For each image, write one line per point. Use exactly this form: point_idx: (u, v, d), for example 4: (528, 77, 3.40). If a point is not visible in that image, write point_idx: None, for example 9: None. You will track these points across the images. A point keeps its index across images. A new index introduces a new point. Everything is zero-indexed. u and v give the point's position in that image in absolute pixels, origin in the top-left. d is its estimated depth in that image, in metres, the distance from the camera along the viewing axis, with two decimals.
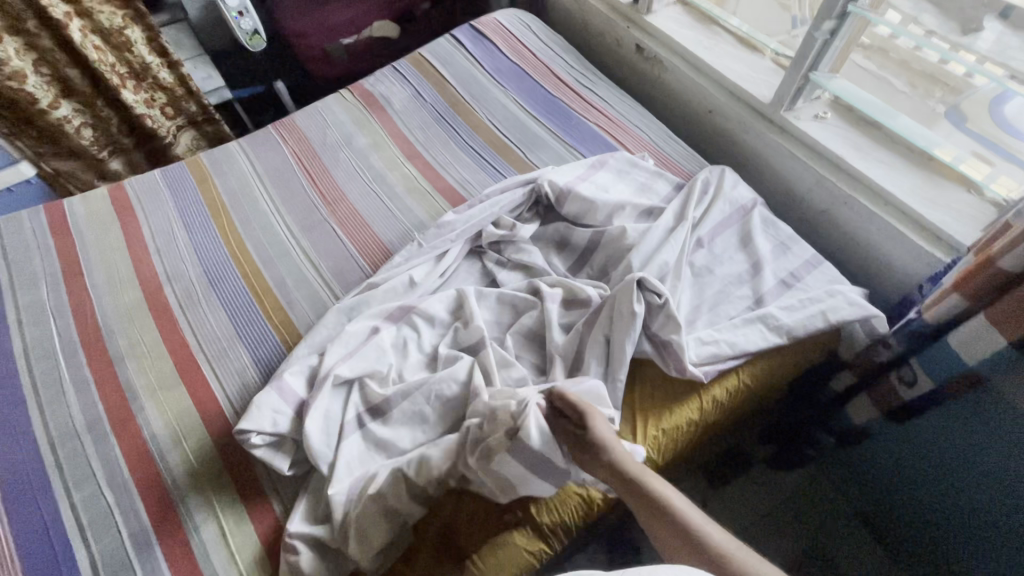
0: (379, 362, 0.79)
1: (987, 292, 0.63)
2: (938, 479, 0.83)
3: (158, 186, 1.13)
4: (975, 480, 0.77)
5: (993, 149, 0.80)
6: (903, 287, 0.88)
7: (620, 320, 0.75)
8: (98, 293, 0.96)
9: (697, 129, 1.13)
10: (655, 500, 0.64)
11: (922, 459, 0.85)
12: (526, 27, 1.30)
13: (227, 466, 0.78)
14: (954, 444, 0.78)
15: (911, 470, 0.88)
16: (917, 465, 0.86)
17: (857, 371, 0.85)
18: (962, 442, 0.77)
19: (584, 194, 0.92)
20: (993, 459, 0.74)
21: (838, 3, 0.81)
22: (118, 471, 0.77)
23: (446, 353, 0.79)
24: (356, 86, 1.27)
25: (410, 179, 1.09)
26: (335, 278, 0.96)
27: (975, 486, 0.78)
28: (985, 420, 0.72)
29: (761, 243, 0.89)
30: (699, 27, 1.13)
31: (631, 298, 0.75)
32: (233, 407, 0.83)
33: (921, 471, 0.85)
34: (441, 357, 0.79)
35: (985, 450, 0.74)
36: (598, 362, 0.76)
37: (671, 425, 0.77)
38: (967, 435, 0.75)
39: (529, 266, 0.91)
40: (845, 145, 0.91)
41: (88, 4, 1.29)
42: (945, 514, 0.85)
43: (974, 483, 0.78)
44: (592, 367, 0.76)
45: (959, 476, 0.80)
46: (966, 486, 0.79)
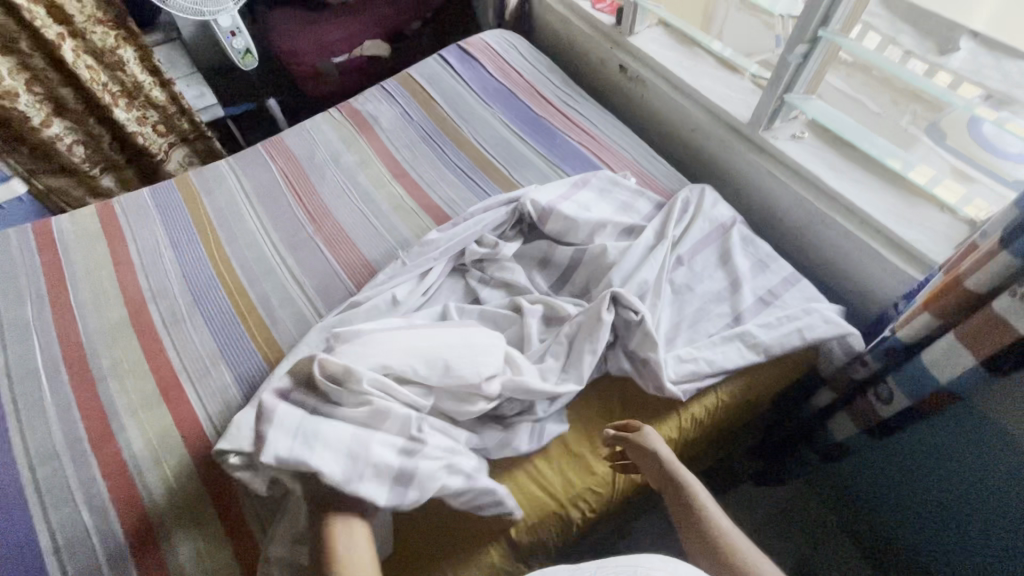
0: None
1: (957, 310, 0.64)
2: (928, 493, 0.83)
3: (146, 204, 1.14)
4: (969, 490, 0.77)
5: (972, 166, 0.81)
6: (880, 304, 0.89)
7: (588, 327, 0.77)
8: (83, 312, 0.96)
9: (680, 148, 1.15)
10: (694, 513, 0.66)
11: (914, 474, 0.84)
12: (512, 47, 1.32)
13: (206, 487, 0.78)
14: (943, 458, 0.78)
15: (902, 486, 0.87)
16: (909, 480, 0.86)
17: (838, 389, 0.85)
18: (951, 451, 0.77)
19: (565, 213, 0.93)
20: (984, 472, 0.74)
21: (810, 27, 0.83)
22: (96, 491, 0.77)
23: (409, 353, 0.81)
24: (344, 104, 1.28)
25: (396, 198, 1.10)
26: (319, 296, 0.97)
27: (968, 499, 0.78)
28: (971, 427, 0.72)
29: (740, 261, 0.90)
30: (681, 48, 1.15)
31: (602, 305, 0.77)
32: (214, 427, 0.83)
33: (912, 483, 0.85)
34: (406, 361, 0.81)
35: (975, 458, 0.74)
36: (554, 359, 0.78)
37: None
38: (954, 448, 0.76)
39: (511, 284, 0.92)
40: (823, 164, 0.92)
41: (81, 25, 1.31)
42: (939, 529, 0.85)
43: (967, 496, 0.78)
44: (549, 364, 0.78)
45: (950, 488, 0.80)
46: (959, 501, 0.79)
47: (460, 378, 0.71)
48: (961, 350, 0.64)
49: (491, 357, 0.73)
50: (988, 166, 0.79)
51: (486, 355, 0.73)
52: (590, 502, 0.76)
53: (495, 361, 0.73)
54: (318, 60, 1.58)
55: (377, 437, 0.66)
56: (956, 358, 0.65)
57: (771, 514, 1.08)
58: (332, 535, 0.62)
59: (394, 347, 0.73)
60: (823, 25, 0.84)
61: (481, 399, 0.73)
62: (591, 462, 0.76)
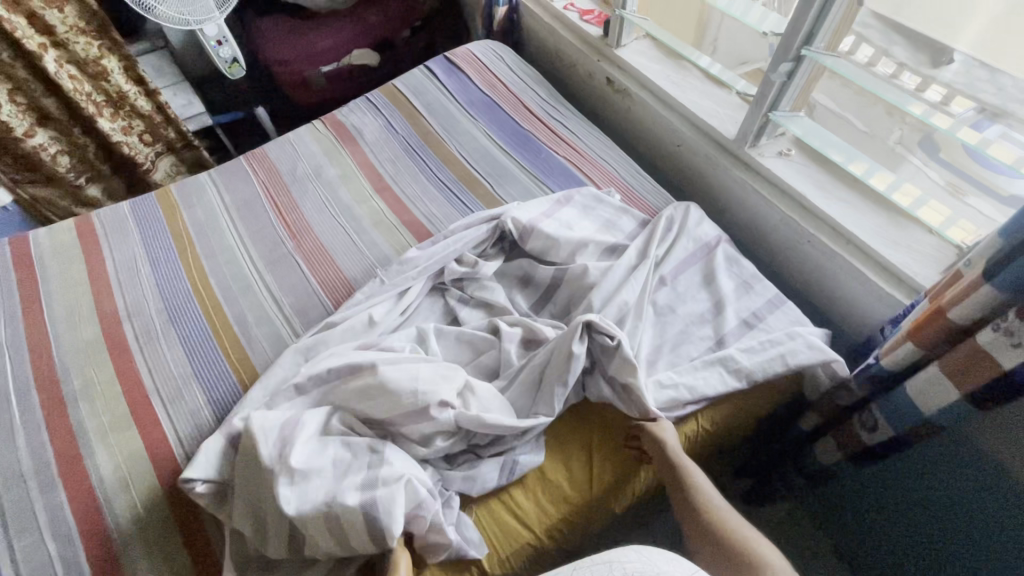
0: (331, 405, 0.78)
1: (940, 341, 0.62)
2: (918, 524, 0.81)
3: (125, 218, 1.12)
4: (957, 526, 0.75)
5: (967, 179, 0.80)
6: (867, 328, 0.87)
7: (558, 363, 0.75)
8: (56, 330, 0.95)
9: (667, 162, 1.13)
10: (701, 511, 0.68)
11: (906, 504, 0.81)
12: (499, 59, 1.31)
13: (175, 513, 0.76)
14: (935, 490, 0.75)
15: (894, 517, 0.84)
16: (901, 511, 0.82)
17: (822, 414, 0.83)
18: (937, 484, 0.74)
19: (546, 231, 0.92)
20: (974, 509, 0.71)
21: (794, 45, 0.82)
22: (62, 518, 0.75)
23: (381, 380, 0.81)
24: (329, 116, 1.27)
25: (377, 213, 1.08)
26: (296, 315, 0.95)
27: (961, 533, 0.75)
28: (956, 464, 0.70)
29: (724, 282, 0.88)
30: (668, 61, 1.14)
31: (572, 336, 0.74)
32: (185, 451, 0.81)
33: (900, 513, 0.83)
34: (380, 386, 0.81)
35: (962, 494, 0.72)
36: (526, 395, 0.77)
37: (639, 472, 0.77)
38: (945, 480, 0.73)
39: (491, 305, 0.90)
40: (809, 183, 0.91)
41: (62, 35, 1.30)
42: (931, 562, 0.82)
43: (958, 530, 0.75)
44: (519, 401, 0.77)
45: (939, 522, 0.77)
46: (951, 535, 0.76)
47: (403, 411, 0.71)
48: (944, 383, 0.62)
49: (443, 385, 0.72)
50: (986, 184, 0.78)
51: (429, 385, 0.72)
52: (558, 531, 0.74)
53: (449, 389, 0.72)
54: (305, 69, 1.57)
55: (345, 482, 0.67)
56: (940, 390, 0.63)
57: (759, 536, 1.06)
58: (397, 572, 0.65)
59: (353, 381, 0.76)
60: (807, 44, 0.82)
61: (439, 435, 0.73)
62: (568, 492, 0.74)
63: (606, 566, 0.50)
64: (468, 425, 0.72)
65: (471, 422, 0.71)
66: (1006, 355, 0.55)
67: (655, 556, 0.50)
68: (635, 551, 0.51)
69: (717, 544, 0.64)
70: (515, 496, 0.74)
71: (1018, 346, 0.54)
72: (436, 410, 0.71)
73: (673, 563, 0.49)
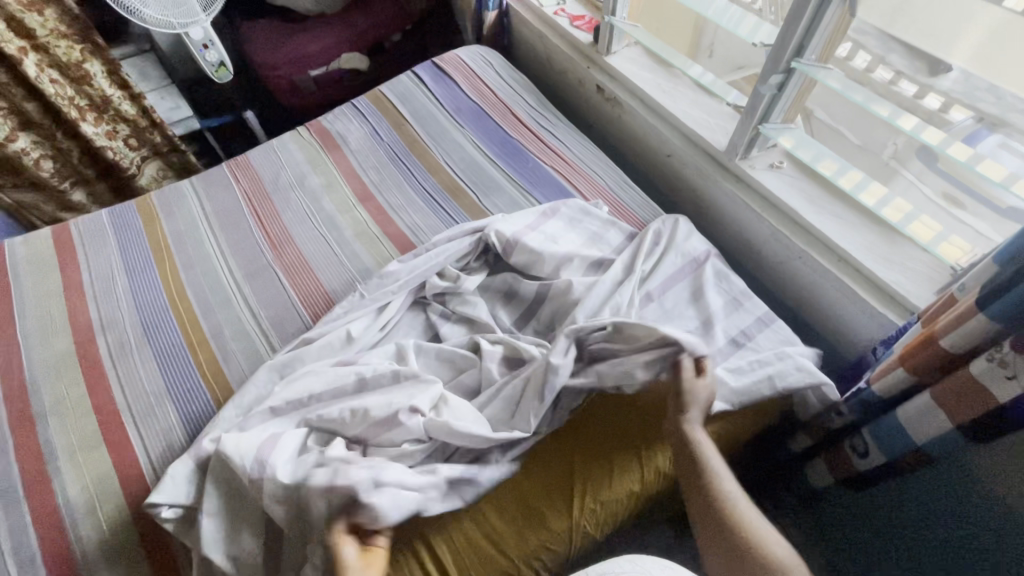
0: (307, 412, 0.75)
1: (931, 369, 0.60)
2: (907, 549, 0.78)
3: (104, 227, 1.10)
4: (947, 553, 0.72)
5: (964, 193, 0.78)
6: (859, 348, 0.85)
7: (537, 380, 0.72)
8: (28, 343, 0.92)
9: (658, 172, 1.11)
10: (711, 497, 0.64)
11: (901, 528, 0.78)
12: (487, 65, 1.28)
13: (142, 536, 0.74)
14: (927, 515, 0.73)
15: (887, 541, 0.81)
16: (896, 536, 0.79)
17: (813, 435, 0.80)
18: (927, 509, 0.72)
19: (531, 245, 0.89)
20: (967, 536, 0.69)
21: (785, 56, 0.79)
22: (25, 541, 0.73)
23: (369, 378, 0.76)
24: (314, 123, 1.25)
25: (360, 224, 1.06)
26: (273, 329, 0.93)
27: (957, 560, 0.72)
28: (949, 490, 0.68)
29: (713, 299, 0.85)
30: (659, 70, 1.11)
31: (557, 347, 0.72)
32: (155, 471, 0.79)
33: (891, 538, 0.80)
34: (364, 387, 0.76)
35: (954, 520, 0.69)
36: (501, 410, 0.74)
37: (623, 491, 0.73)
38: (942, 506, 0.70)
39: (474, 320, 0.87)
40: (800, 197, 0.88)
41: (43, 39, 1.27)
42: None
43: (954, 557, 0.72)
44: (495, 416, 0.74)
45: (930, 548, 0.75)
46: (946, 562, 0.73)
47: (373, 421, 0.70)
48: (936, 412, 0.60)
49: (422, 398, 0.71)
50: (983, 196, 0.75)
51: (408, 397, 0.72)
52: (541, 558, 0.71)
53: (425, 398, 0.71)
54: (293, 73, 1.54)
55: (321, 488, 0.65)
56: (931, 419, 0.61)
57: None
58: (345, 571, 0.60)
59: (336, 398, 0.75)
60: (797, 55, 0.79)
61: (409, 440, 0.70)
62: (548, 516, 0.72)
63: None
64: (440, 435, 0.69)
65: (440, 430, 0.69)
66: (1001, 387, 0.53)
67: (649, 567, 0.51)
68: (629, 562, 0.52)
69: (727, 540, 0.61)
70: (493, 518, 0.71)
71: (1013, 378, 0.52)
72: (406, 415, 0.69)
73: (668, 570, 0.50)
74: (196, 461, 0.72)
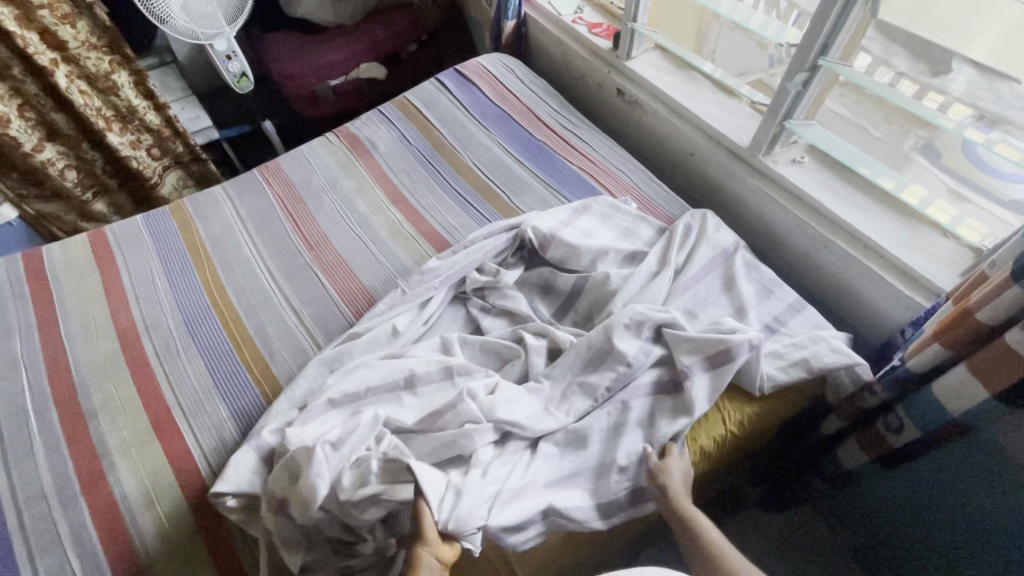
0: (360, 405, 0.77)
1: (968, 343, 0.64)
2: (929, 521, 0.82)
3: (140, 232, 1.12)
4: (971, 522, 0.76)
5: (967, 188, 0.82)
6: (886, 331, 0.88)
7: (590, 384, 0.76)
8: (73, 344, 0.94)
9: (680, 171, 1.15)
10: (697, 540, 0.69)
11: (921, 512, 0.83)
12: (509, 71, 1.33)
13: (201, 528, 0.76)
14: (952, 492, 0.76)
15: (907, 525, 0.86)
16: (916, 519, 0.84)
17: (845, 417, 0.84)
18: (949, 484, 0.76)
19: (567, 239, 0.92)
20: (992, 508, 0.73)
21: (810, 56, 0.84)
22: (86, 535, 0.74)
23: (423, 375, 0.78)
24: (342, 128, 1.28)
25: (395, 224, 1.09)
26: (317, 326, 0.95)
27: (980, 530, 0.76)
28: (970, 462, 0.72)
29: (745, 287, 0.88)
30: (677, 72, 1.16)
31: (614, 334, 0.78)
32: (210, 466, 0.80)
33: (914, 514, 0.84)
34: (419, 380, 0.77)
35: (979, 493, 0.73)
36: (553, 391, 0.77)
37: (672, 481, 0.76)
38: (959, 485, 0.75)
39: (514, 312, 0.90)
40: (824, 189, 0.93)
41: (74, 51, 1.30)
42: (942, 557, 0.84)
43: (967, 532, 0.78)
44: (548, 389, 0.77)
45: (954, 520, 0.78)
46: (961, 536, 0.79)
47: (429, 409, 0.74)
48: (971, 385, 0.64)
49: (477, 381, 0.76)
50: (989, 187, 0.81)
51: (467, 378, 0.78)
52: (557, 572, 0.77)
53: (479, 383, 0.76)
54: (313, 83, 1.58)
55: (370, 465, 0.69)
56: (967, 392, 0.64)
57: (774, 539, 1.06)
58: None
59: (390, 394, 0.77)
60: (823, 54, 0.84)
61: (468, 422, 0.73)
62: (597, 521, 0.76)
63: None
64: (495, 418, 0.72)
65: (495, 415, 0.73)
66: None
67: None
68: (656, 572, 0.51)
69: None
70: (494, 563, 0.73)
71: None
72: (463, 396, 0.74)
73: None
74: (258, 452, 0.74)
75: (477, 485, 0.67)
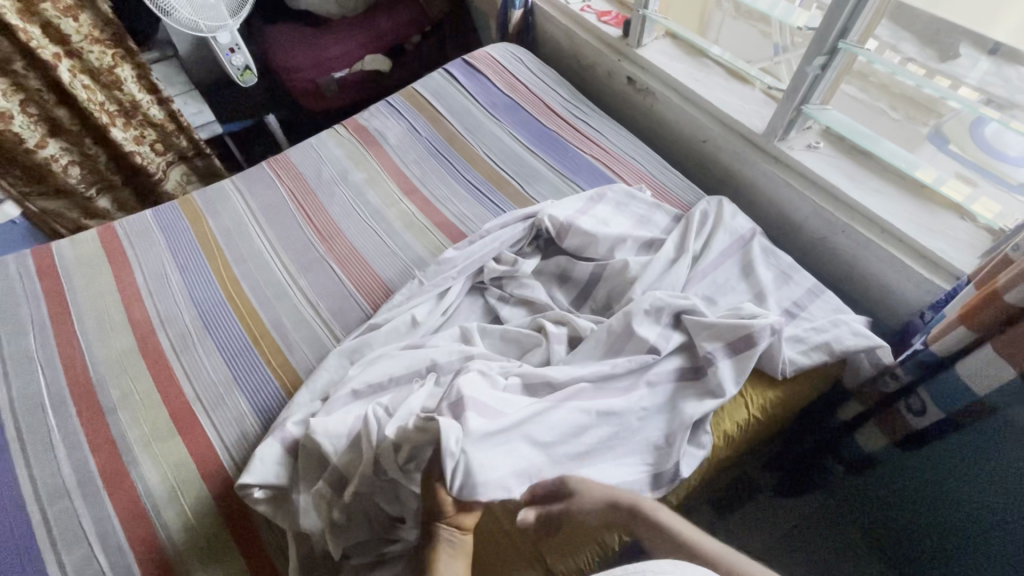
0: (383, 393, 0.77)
1: (991, 325, 0.65)
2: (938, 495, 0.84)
3: (150, 227, 1.11)
4: (974, 493, 0.79)
5: (979, 172, 0.83)
6: (904, 315, 0.89)
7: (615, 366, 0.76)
8: (88, 341, 0.93)
9: (694, 159, 1.15)
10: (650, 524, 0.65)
11: (946, 503, 0.84)
12: (518, 61, 1.32)
13: (226, 520, 0.76)
14: (960, 465, 0.78)
15: (932, 518, 0.87)
16: (940, 509, 0.85)
17: (865, 401, 0.85)
18: (959, 456, 0.78)
19: (584, 228, 0.92)
20: (996, 479, 0.75)
21: (828, 39, 0.84)
22: (110, 529, 0.74)
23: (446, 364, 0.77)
24: (350, 120, 1.27)
25: (408, 216, 1.08)
26: (334, 318, 0.95)
27: (981, 501, 0.78)
28: (979, 437, 0.74)
29: (763, 273, 0.88)
30: (688, 59, 1.16)
31: (634, 319, 0.78)
32: (233, 460, 0.80)
33: (926, 489, 0.86)
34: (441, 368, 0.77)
35: (983, 461, 0.75)
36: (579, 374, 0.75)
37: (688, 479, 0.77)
38: (965, 455, 0.77)
39: (532, 301, 0.90)
40: (839, 174, 0.93)
41: (77, 45, 1.28)
42: (953, 533, 0.85)
43: (972, 504, 0.80)
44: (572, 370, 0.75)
45: (959, 490, 0.81)
46: (967, 508, 0.81)
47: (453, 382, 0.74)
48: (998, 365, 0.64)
49: (481, 364, 0.75)
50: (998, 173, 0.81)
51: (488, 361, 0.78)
52: (591, 563, 0.72)
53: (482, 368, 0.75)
54: (317, 76, 1.56)
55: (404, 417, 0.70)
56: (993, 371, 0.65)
57: (790, 525, 1.06)
58: (437, 565, 0.62)
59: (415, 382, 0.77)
60: (842, 37, 0.84)
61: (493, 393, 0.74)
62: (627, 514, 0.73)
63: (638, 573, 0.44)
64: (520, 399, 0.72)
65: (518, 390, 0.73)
66: None
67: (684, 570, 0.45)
68: (672, 563, 0.46)
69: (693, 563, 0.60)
70: (520, 550, 0.72)
71: None
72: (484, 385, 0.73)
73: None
74: (283, 443, 0.74)
75: (478, 436, 0.64)
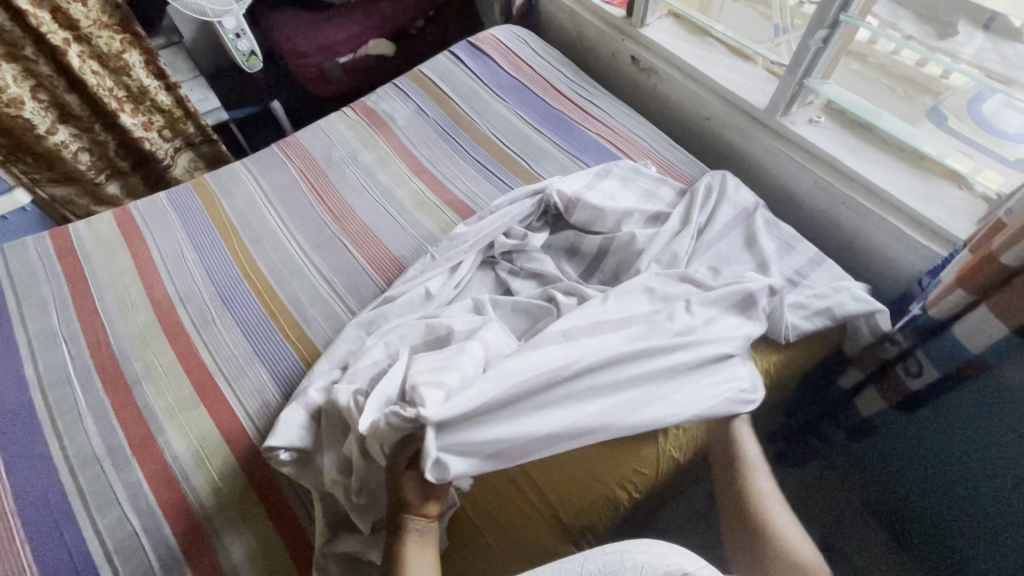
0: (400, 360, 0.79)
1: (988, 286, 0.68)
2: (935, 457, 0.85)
3: (165, 209, 1.13)
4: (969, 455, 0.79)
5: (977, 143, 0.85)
6: (903, 282, 0.92)
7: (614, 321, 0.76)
8: (110, 318, 0.96)
9: (697, 136, 1.17)
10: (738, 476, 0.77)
11: (941, 464, 0.85)
12: (523, 43, 1.33)
13: (252, 483, 0.79)
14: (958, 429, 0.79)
15: (942, 490, 0.87)
16: (944, 477, 0.85)
17: (864, 367, 0.90)
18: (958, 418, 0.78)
19: (591, 202, 0.95)
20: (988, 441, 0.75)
21: (831, 12, 0.85)
22: (141, 493, 0.77)
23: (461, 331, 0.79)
24: (358, 103, 1.29)
25: (419, 194, 1.10)
26: (349, 293, 0.97)
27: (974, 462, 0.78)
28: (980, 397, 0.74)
29: (767, 244, 0.91)
30: (691, 38, 1.18)
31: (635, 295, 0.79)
32: (256, 428, 0.83)
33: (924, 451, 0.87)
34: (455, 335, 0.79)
35: (978, 421, 0.75)
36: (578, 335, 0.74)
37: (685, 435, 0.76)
38: (962, 416, 0.77)
39: (542, 274, 0.92)
40: (840, 147, 0.95)
41: (86, 30, 1.29)
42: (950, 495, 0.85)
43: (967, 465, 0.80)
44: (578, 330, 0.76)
45: (953, 452, 0.81)
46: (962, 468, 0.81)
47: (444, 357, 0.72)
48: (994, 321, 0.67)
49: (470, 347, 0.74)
50: (992, 146, 0.83)
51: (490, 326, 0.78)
52: (603, 515, 0.74)
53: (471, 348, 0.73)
54: (323, 61, 1.58)
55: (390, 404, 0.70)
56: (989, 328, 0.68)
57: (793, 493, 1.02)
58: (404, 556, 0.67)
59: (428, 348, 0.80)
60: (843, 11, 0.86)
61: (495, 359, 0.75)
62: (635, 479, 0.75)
63: (617, 557, 0.51)
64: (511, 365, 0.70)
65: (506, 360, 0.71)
66: None
67: (659, 551, 0.52)
68: (646, 543, 0.53)
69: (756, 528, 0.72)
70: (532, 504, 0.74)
71: None
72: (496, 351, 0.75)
73: (683, 555, 0.51)
74: (306, 408, 0.77)
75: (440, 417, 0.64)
